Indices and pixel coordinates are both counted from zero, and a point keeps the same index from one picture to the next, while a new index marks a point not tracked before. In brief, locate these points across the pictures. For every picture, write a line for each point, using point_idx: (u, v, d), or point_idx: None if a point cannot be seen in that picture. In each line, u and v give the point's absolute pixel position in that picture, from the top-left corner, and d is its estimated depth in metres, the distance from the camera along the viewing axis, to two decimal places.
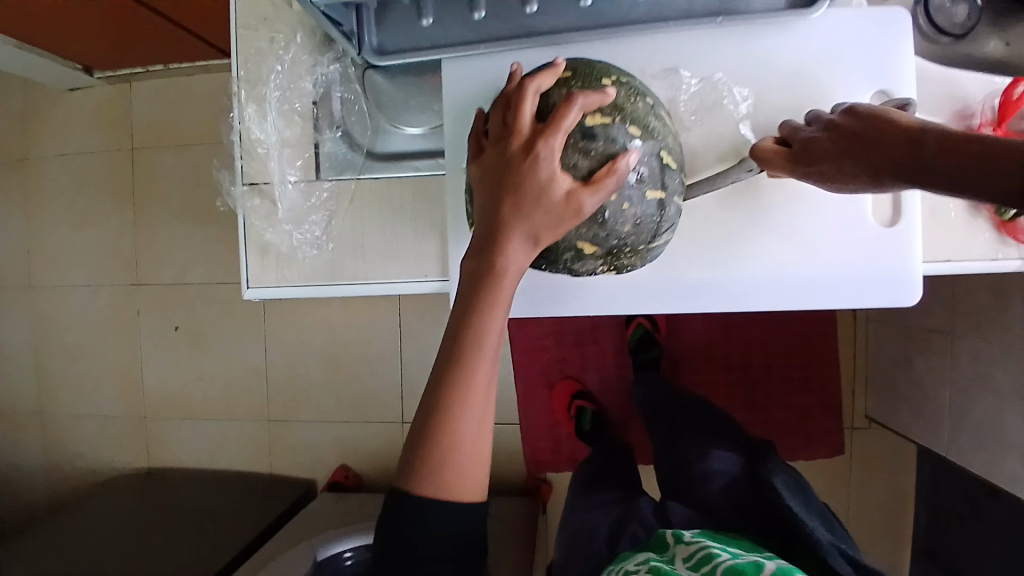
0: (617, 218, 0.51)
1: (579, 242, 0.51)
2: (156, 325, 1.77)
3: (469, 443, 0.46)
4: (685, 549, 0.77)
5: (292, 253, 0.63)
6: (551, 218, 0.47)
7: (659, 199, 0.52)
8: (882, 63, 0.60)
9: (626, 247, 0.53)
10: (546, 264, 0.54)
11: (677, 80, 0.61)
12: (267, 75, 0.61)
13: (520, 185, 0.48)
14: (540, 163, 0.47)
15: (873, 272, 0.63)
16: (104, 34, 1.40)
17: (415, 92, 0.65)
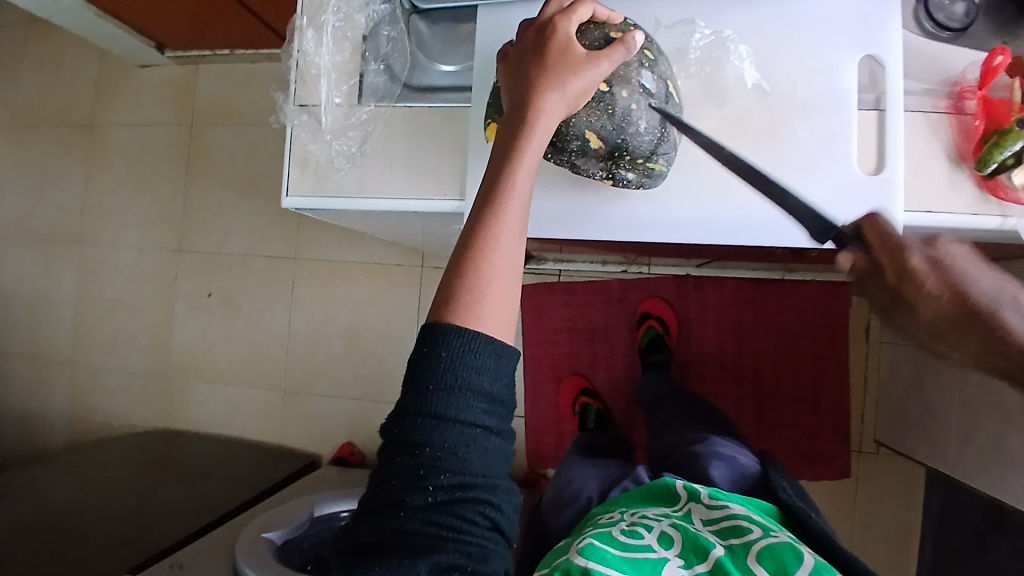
0: (624, 116, 0.57)
1: (587, 131, 0.57)
2: (192, 288, 1.88)
3: (504, 272, 0.49)
4: (707, 513, 0.77)
5: (329, 165, 0.71)
6: (575, 75, 0.53)
7: (662, 115, 0.59)
8: (875, 30, 0.64)
9: (626, 151, 0.59)
10: (554, 153, 0.60)
11: (689, 32, 0.66)
12: (326, 3, 0.70)
13: (543, 51, 0.54)
14: (557, 32, 0.54)
15: (860, 220, 0.63)
16: (182, 14, 1.55)
17: (451, 38, 0.74)
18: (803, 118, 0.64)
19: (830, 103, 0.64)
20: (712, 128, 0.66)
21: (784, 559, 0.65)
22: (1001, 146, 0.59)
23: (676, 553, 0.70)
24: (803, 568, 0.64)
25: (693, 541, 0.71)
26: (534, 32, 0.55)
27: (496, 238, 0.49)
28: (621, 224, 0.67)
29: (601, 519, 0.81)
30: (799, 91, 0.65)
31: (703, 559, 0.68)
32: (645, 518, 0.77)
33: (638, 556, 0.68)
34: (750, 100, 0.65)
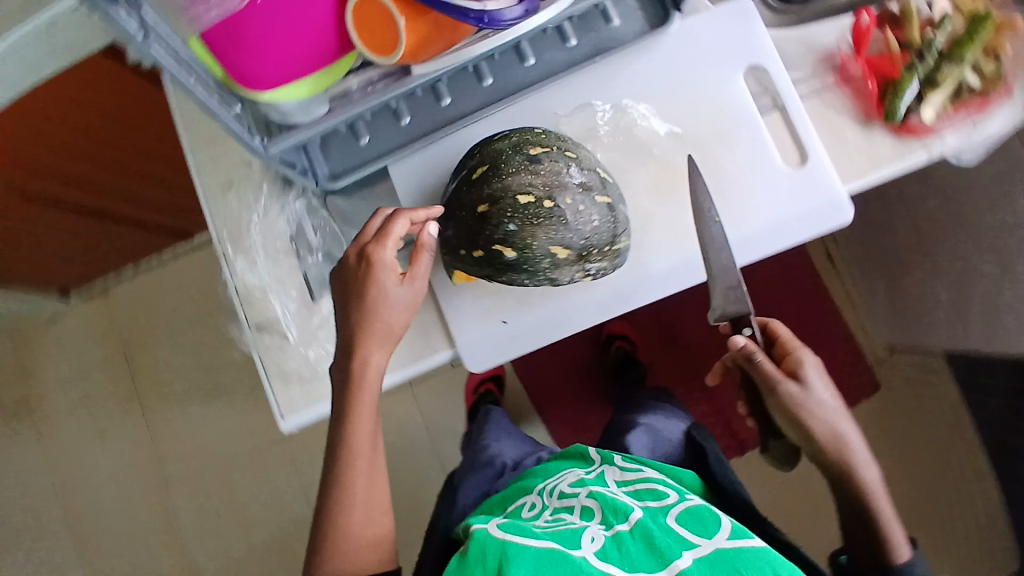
0: (578, 219, 0.57)
1: (551, 247, 0.58)
2: (192, 514, 1.73)
3: (359, 544, 0.63)
4: (622, 475, 0.73)
5: (312, 372, 0.69)
6: (390, 309, 0.61)
7: (608, 201, 0.60)
8: (745, 41, 0.68)
9: (593, 247, 0.59)
10: (528, 278, 0.59)
11: (591, 111, 0.69)
12: (248, 226, 0.71)
13: (364, 283, 0.60)
14: (374, 265, 0.60)
15: (807, 207, 0.67)
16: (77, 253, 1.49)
17: (371, 199, 0.73)
18: (720, 142, 0.68)
19: (738, 119, 0.68)
20: (647, 185, 0.68)
21: (705, 522, 0.61)
22: (899, 96, 0.65)
23: (597, 521, 0.64)
24: (724, 528, 0.60)
25: (614, 504, 0.65)
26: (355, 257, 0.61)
27: (347, 510, 0.63)
28: (610, 299, 0.68)
29: (522, 509, 0.74)
30: (707, 121, 0.68)
31: (616, 517, 0.63)
32: (561, 493, 0.72)
33: (561, 530, 0.63)
34: (671, 148, 0.68)
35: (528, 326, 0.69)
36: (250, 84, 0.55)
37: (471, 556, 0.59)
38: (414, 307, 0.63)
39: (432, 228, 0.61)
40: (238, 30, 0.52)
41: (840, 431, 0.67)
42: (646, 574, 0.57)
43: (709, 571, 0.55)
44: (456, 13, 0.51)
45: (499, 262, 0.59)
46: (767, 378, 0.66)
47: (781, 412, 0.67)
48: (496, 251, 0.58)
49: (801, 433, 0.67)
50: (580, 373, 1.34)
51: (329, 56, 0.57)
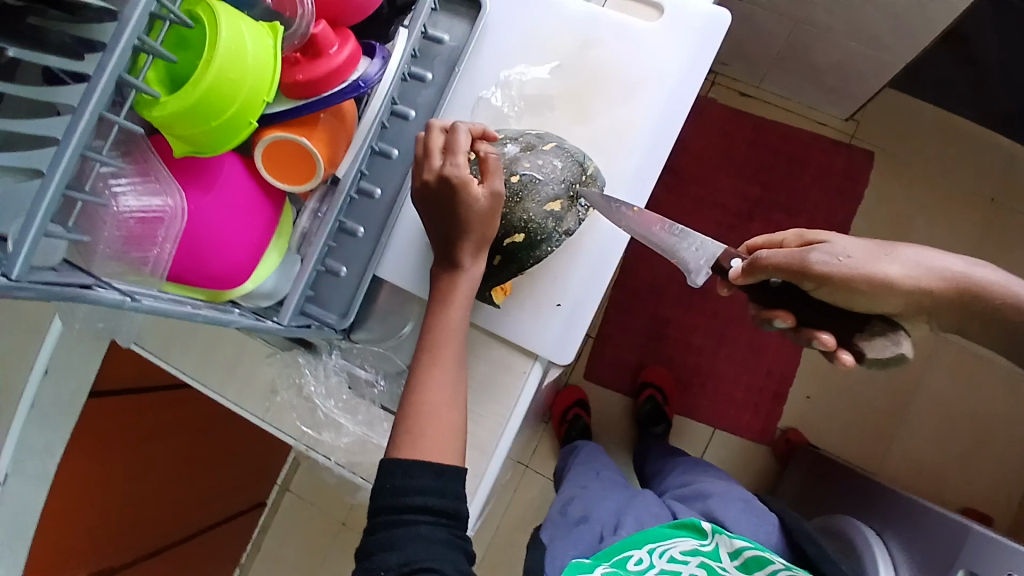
0: (546, 172, 0.64)
1: (545, 206, 0.63)
2: None
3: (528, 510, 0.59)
4: (736, 548, 0.80)
5: None
6: (476, 212, 0.60)
7: (555, 144, 0.66)
8: None
9: (573, 184, 0.65)
10: (548, 245, 0.64)
11: (484, 104, 0.74)
12: (311, 406, 0.73)
13: (442, 198, 0.60)
14: (449, 177, 0.58)
15: (694, 36, 0.71)
16: None
17: (382, 309, 0.75)
18: (593, 47, 0.73)
19: (590, 22, 0.73)
20: (569, 120, 0.73)
21: None
22: None
23: None
24: None
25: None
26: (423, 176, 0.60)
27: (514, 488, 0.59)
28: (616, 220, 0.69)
29: (629, 560, 0.79)
30: (571, 41, 0.74)
31: None
32: (671, 557, 0.78)
33: None
34: (565, 81, 0.73)
35: (577, 293, 0.70)
36: (230, 284, 0.58)
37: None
38: (493, 215, 0.62)
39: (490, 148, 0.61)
40: (192, 248, 0.54)
41: (905, 264, 0.59)
42: None
43: None
44: (338, 100, 0.55)
45: (517, 251, 0.64)
46: (795, 271, 0.58)
47: (838, 293, 0.58)
48: (508, 244, 0.64)
49: (880, 296, 0.58)
50: (639, 339, 1.51)
51: (270, 215, 0.60)
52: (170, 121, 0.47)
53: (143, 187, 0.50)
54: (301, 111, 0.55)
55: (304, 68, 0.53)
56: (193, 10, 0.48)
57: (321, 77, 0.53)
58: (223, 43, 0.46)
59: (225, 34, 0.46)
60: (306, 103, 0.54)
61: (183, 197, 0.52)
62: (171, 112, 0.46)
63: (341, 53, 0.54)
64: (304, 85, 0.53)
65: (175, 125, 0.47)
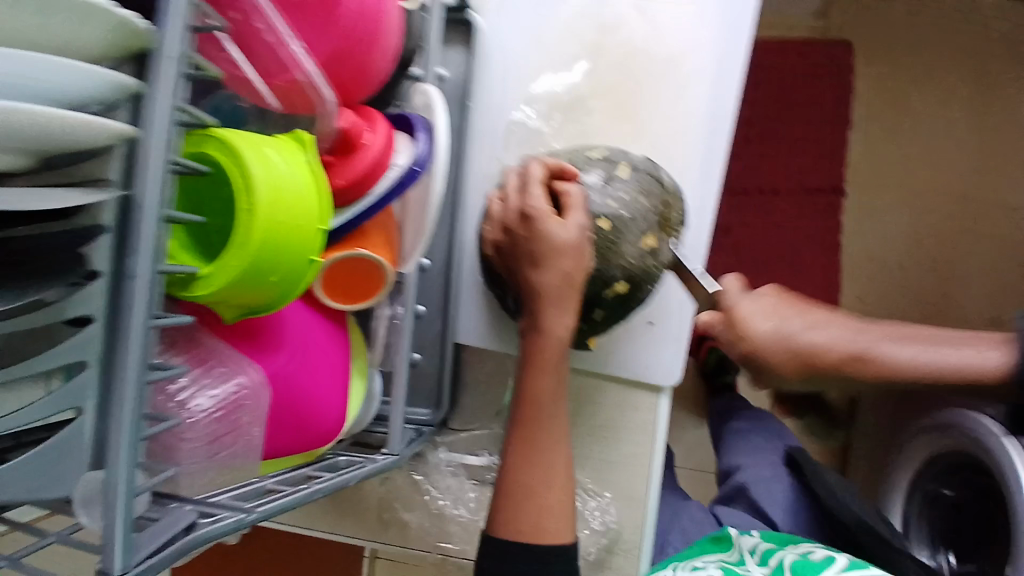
0: (630, 202, 0.54)
1: (642, 243, 0.54)
2: None
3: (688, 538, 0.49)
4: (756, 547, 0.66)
5: (609, 533, 0.64)
6: (576, 259, 0.50)
7: (629, 166, 0.57)
8: None
9: (659, 207, 0.56)
10: (649, 285, 0.57)
11: (512, 126, 0.66)
12: (437, 510, 0.66)
13: (530, 242, 0.51)
14: (534, 223, 0.50)
15: None
16: None
17: (473, 381, 0.68)
18: (614, 32, 0.64)
19: (602, 3, 0.64)
20: (609, 120, 0.65)
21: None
22: None
23: None
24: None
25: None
26: (510, 227, 0.53)
27: None
28: (698, 211, 0.64)
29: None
30: (586, 31, 0.64)
31: None
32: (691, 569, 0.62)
33: None
34: (595, 79, 0.64)
35: (680, 304, 0.63)
36: (330, 436, 0.50)
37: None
38: (584, 254, 0.51)
39: (569, 185, 0.52)
40: (290, 417, 0.46)
41: None
42: None
43: None
44: (391, 196, 0.46)
45: (619, 301, 0.56)
46: None
47: None
48: (610, 296, 0.55)
49: None
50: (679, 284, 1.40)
51: (342, 343, 0.51)
52: (222, 295, 0.38)
53: (209, 377, 0.41)
54: (354, 222, 0.46)
55: (339, 171, 0.45)
56: (202, 153, 0.38)
57: (363, 175, 0.45)
58: (260, 185, 0.37)
59: (260, 175, 0.37)
60: (354, 212, 0.46)
61: (258, 367, 0.43)
62: (224, 285, 0.37)
63: (377, 140, 0.45)
64: (345, 191, 0.45)
65: (230, 297, 0.39)
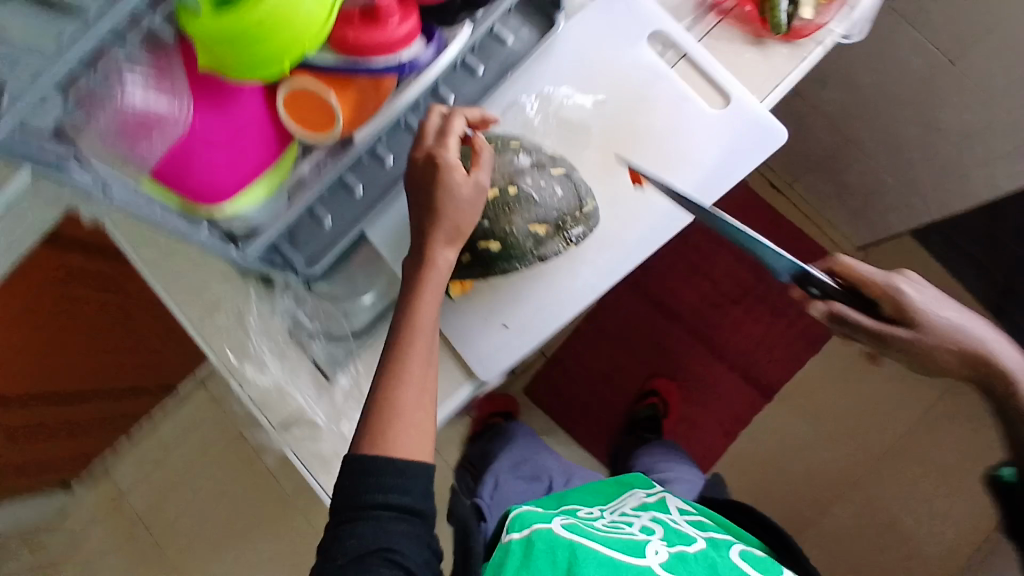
0: (543, 194, 0.62)
1: (529, 226, 0.62)
2: None
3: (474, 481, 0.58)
4: (683, 509, 0.83)
5: (352, 444, 0.71)
6: (466, 211, 0.58)
7: (563, 171, 0.64)
8: (641, 15, 0.71)
9: (565, 214, 0.63)
10: (519, 262, 0.63)
11: (520, 108, 0.71)
12: (248, 332, 0.73)
13: (432, 180, 0.58)
14: (446, 162, 0.57)
15: (737, 129, 0.70)
16: (58, 451, 1.25)
17: (350, 272, 0.73)
18: (649, 105, 0.71)
19: (654, 79, 0.71)
20: (597, 164, 0.70)
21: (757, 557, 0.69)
22: (777, 7, 0.67)
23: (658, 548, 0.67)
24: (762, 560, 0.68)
25: (672, 531, 0.74)
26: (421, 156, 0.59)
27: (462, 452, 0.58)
28: (598, 277, 0.69)
29: (577, 510, 0.81)
30: (630, 90, 0.71)
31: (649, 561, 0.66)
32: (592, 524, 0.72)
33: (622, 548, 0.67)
34: (603, 123, 0.71)
35: (535, 324, 0.70)
36: (210, 199, 0.55)
37: (525, 546, 0.66)
38: (474, 213, 0.60)
39: (486, 150, 0.61)
40: (184, 158, 0.52)
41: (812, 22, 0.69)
42: None
43: None
44: (377, 71, 0.54)
45: (487, 258, 0.63)
46: None
47: None
48: (481, 247, 0.62)
49: None
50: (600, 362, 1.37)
51: (272, 151, 0.58)
52: (206, 38, 0.47)
53: (155, 86, 0.49)
54: (341, 68, 0.54)
55: (356, 29, 0.53)
56: None
57: (370, 44, 0.53)
58: None
59: None
60: (345, 61, 0.54)
61: (192, 108, 0.52)
62: (209, 31, 0.46)
63: (398, 27, 0.53)
64: (349, 43, 0.53)
65: (208, 43, 0.47)
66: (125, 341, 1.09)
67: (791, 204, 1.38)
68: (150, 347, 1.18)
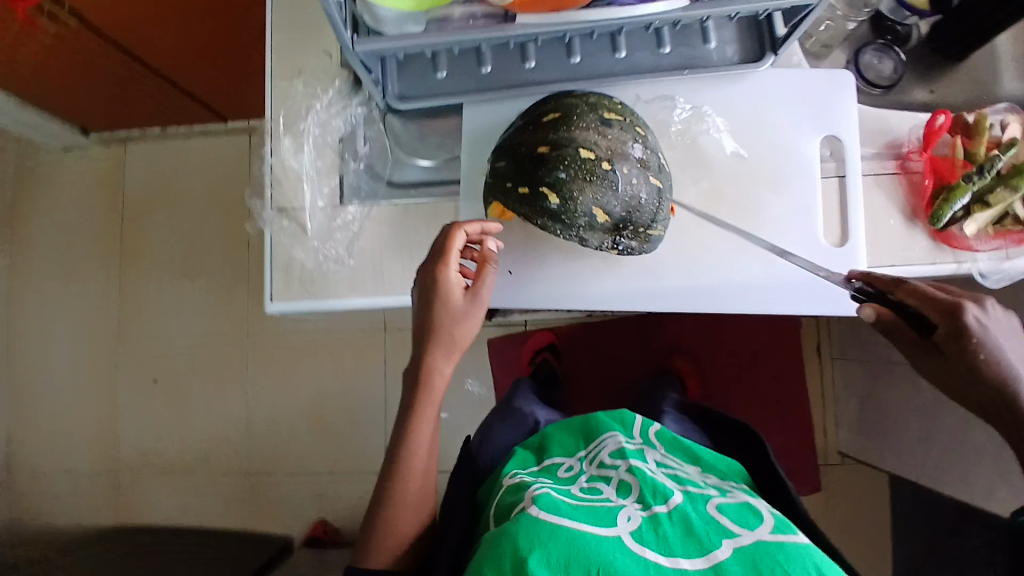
0: (627, 190, 0.57)
1: (594, 207, 0.56)
2: (137, 377, 1.53)
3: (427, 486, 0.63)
4: (665, 463, 0.65)
5: (315, 269, 0.69)
6: (457, 325, 0.61)
7: (658, 185, 0.59)
8: (835, 114, 0.67)
9: (631, 222, 0.58)
10: (560, 230, 0.58)
11: (669, 106, 0.68)
12: (305, 112, 0.70)
13: (435, 297, 0.61)
14: (451, 283, 0.60)
15: (829, 273, 0.66)
16: (100, 98, 1.27)
17: (428, 132, 0.74)
18: (775, 190, 0.67)
19: (799, 175, 0.67)
20: (693, 203, 0.67)
21: (745, 516, 0.54)
22: (950, 202, 0.64)
23: (634, 499, 0.56)
24: (765, 522, 0.52)
25: (651, 482, 0.57)
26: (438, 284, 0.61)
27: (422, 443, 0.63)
28: (614, 297, 0.67)
29: (557, 466, 0.68)
30: (771, 166, 0.67)
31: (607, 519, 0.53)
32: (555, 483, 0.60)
33: (593, 505, 0.55)
34: (727, 173, 0.67)
35: (533, 293, 0.68)
36: None
37: (512, 530, 0.51)
38: (469, 322, 0.62)
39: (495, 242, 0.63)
40: None
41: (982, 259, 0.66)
42: (683, 561, 0.49)
43: (748, 563, 0.48)
44: None
45: (538, 206, 0.57)
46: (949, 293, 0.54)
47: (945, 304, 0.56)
48: (538, 192, 0.57)
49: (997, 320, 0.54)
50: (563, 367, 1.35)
51: None
52: None
53: None
54: None
55: None
56: None
57: None
58: None
59: None
60: None
61: None
62: None
63: None
64: None
65: None
66: (218, 55, 1.11)
67: (819, 372, 1.32)
68: (230, 69, 1.18)
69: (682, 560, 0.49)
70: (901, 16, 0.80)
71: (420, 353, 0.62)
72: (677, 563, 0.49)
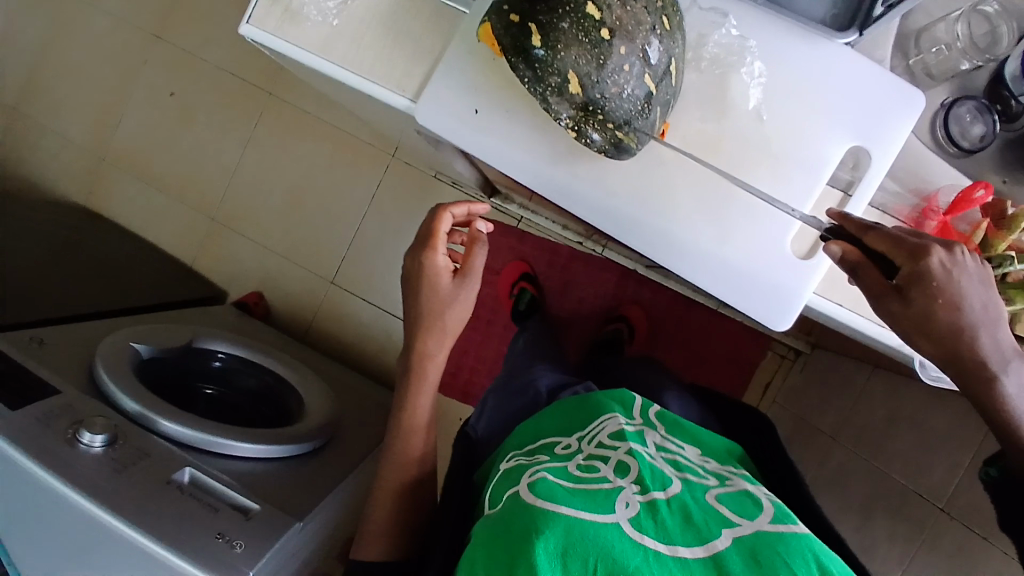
0: (613, 72, 0.51)
1: (571, 70, 0.51)
2: (156, 79, 1.51)
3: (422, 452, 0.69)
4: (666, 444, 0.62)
5: (299, 12, 0.65)
6: (448, 305, 0.66)
7: (650, 89, 0.53)
8: (881, 124, 0.60)
9: (603, 110, 0.52)
10: (530, 80, 0.52)
11: (719, 24, 0.60)
12: None
13: (432, 283, 0.65)
14: (443, 263, 0.65)
15: (770, 277, 0.61)
16: None
17: None
18: (772, 167, 0.60)
19: (804, 165, 0.60)
20: (686, 139, 0.60)
21: (746, 506, 0.52)
22: None
23: (633, 482, 0.52)
24: (767, 514, 0.50)
25: (649, 466, 0.54)
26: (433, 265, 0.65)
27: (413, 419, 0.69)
28: (559, 190, 0.63)
29: (552, 445, 0.61)
30: (784, 142, 0.60)
31: (607, 500, 0.49)
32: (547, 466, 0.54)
33: (591, 487, 0.51)
34: (737, 125, 0.60)
35: (489, 145, 0.64)
36: None
37: (510, 515, 0.48)
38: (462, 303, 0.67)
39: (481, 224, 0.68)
40: None
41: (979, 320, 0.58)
42: (682, 550, 0.46)
43: (746, 559, 0.45)
44: None
45: (520, 42, 0.51)
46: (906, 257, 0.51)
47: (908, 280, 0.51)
48: (525, 26, 0.51)
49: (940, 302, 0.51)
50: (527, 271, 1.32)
51: None
52: None
53: None
54: None
55: None
56: None
57: None
58: None
59: None
60: None
61: None
62: None
63: None
64: None
65: None
66: None
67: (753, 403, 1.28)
68: None
69: (680, 549, 0.46)
70: (1019, 90, 0.67)
71: (414, 332, 0.67)
72: (676, 551, 0.46)
